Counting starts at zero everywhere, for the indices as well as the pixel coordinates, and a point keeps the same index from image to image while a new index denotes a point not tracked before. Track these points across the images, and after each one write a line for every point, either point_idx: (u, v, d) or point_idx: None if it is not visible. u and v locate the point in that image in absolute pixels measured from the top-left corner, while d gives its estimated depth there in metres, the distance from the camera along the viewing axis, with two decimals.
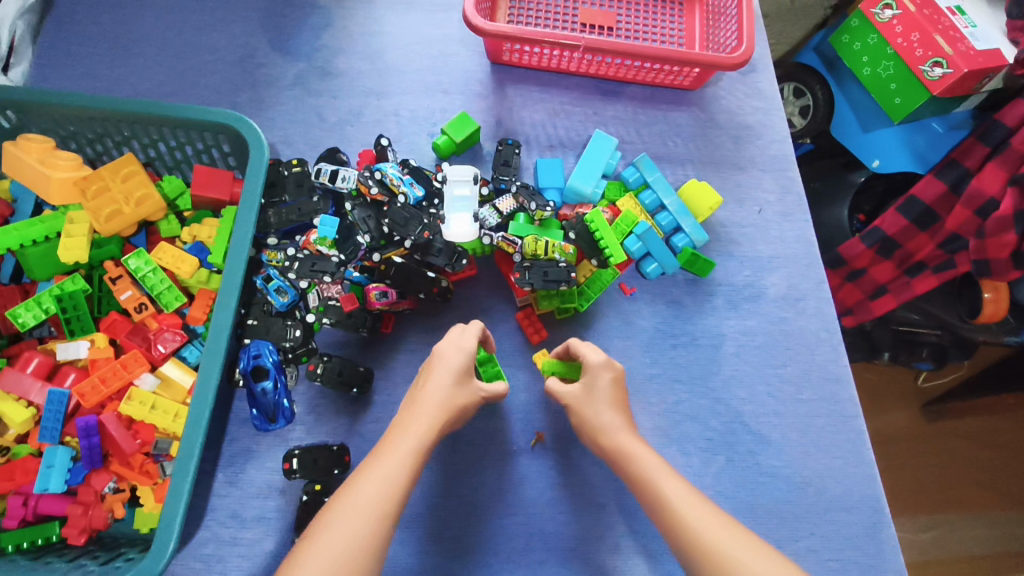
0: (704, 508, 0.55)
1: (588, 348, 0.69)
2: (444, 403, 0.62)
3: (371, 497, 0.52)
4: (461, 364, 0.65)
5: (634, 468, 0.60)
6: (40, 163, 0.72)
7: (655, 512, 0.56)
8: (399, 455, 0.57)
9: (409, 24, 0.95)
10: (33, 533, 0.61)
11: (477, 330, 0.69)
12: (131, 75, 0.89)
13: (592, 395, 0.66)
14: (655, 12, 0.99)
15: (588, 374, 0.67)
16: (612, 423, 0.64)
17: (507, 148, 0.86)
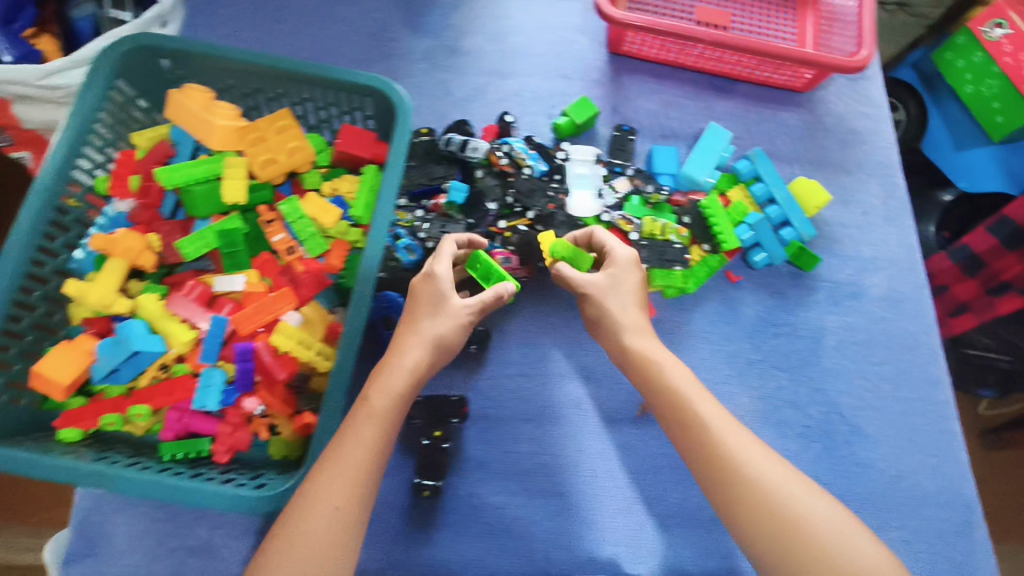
0: (737, 432, 0.61)
1: (617, 246, 0.72)
2: (420, 344, 0.64)
3: (333, 482, 0.56)
4: (433, 299, 0.66)
5: (663, 382, 0.64)
6: (203, 111, 0.77)
7: (687, 429, 0.62)
8: (365, 429, 0.59)
9: (533, 10, 1.00)
10: (188, 446, 0.67)
11: (450, 249, 0.69)
12: (274, 39, 0.95)
13: (615, 290, 0.69)
14: (769, 15, 1.02)
15: (615, 270, 0.70)
16: (637, 325, 0.68)
17: (622, 135, 0.90)
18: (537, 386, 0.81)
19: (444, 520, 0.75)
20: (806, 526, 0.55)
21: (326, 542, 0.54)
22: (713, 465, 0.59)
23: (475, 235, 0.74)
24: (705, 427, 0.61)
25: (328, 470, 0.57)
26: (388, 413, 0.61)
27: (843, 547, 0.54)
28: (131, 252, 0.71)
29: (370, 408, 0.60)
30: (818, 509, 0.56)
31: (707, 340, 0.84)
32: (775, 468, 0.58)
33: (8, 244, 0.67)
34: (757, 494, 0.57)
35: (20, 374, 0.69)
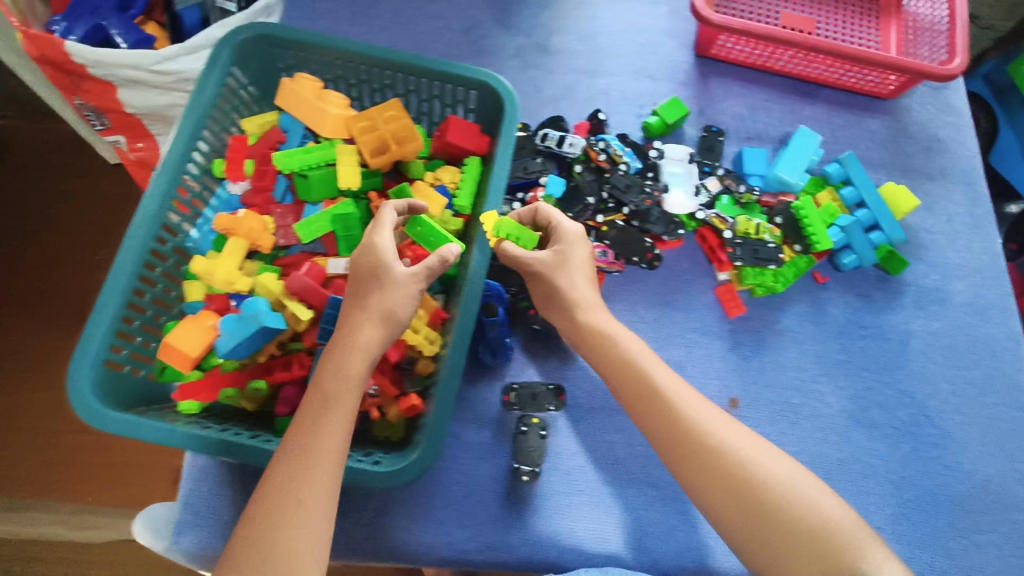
0: (694, 399, 0.65)
1: (558, 221, 0.73)
2: (372, 321, 0.62)
3: (295, 470, 0.55)
4: (375, 272, 0.64)
5: (625, 356, 0.68)
6: (316, 99, 0.80)
7: (647, 399, 0.65)
8: (323, 414, 0.58)
9: (620, 12, 1.02)
10: None
11: (386, 218, 0.67)
12: (370, 33, 0.97)
13: (565, 266, 0.71)
14: (854, 22, 1.03)
15: (562, 245, 0.72)
16: (590, 298, 0.71)
17: (711, 136, 0.91)
18: None
19: (541, 506, 0.76)
20: (759, 480, 0.60)
21: (299, 535, 0.52)
22: (675, 430, 0.63)
23: (416, 200, 0.72)
24: (666, 398, 0.65)
25: (283, 463, 0.56)
26: (342, 396, 0.59)
27: (795, 496, 0.59)
28: (253, 233, 0.74)
29: (325, 395, 0.59)
30: (766, 463, 0.61)
31: (795, 339, 0.86)
32: (729, 428, 0.63)
33: (137, 222, 0.70)
34: (716, 454, 0.61)
35: (143, 347, 0.72)
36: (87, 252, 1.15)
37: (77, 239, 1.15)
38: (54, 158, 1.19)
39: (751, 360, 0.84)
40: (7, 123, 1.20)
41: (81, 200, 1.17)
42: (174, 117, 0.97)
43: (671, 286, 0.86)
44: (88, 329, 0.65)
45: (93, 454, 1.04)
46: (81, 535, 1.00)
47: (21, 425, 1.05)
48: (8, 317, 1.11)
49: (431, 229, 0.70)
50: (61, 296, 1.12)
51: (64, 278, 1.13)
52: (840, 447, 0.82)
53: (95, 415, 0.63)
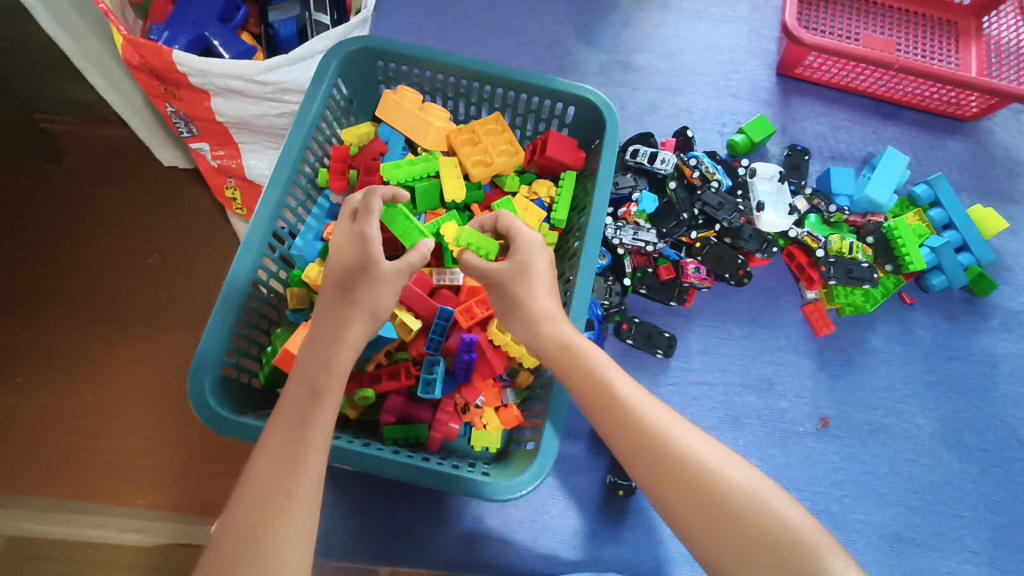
0: (655, 407, 0.54)
1: (520, 228, 0.66)
2: (360, 319, 0.58)
3: (273, 465, 0.48)
4: (358, 268, 0.59)
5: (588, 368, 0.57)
6: (419, 111, 0.82)
7: (607, 413, 0.54)
8: (304, 406, 0.52)
9: (701, 31, 1.03)
10: (411, 431, 0.69)
11: (375, 210, 0.62)
12: (457, 47, 0.99)
13: (524, 276, 0.62)
14: (933, 45, 1.04)
15: (521, 253, 0.63)
16: (554, 308, 0.61)
17: (796, 155, 0.92)
18: (720, 394, 0.81)
19: (634, 521, 0.76)
20: (728, 494, 0.47)
21: (293, 531, 0.45)
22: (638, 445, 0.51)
23: (401, 189, 0.66)
24: (625, 406, 0.53)
25: (266, 457, 0.49)
26: (331, 389, 0.54)
27: (770, 513, 0.46)
28: None
29: (314, 387, 0.53)
30: (735, 474, 0.48)
31: (884, 358, 0.85)
32: (694, 436, 0.51)
33: (252, 229, 0.71)
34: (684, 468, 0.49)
35: (249, 353, 0.73)
36: (150, 255, 1.13)
37: (138, 239, 1.14)
38: (117, 161, 1.18)
39: (841, 380, 0.84)
40: (71, 124, 1.19)
41: (144, 203, 1.16)
42: (261, 127, 0.98)
43: (758, 303, 0.86)
44: (208, 331, 0.66)
45: (153, 455, 1.00)
46: (129, 537, 0.96)
47: (72, 429, 1.02)
48: (67, 318, 1.08)
49: (402, 218, 0.66)
50: (120, 295, 1.10)
51: (125, 279, 1.11)
52: (931, 469, 0.81)
53: (215, 417, 0.64)
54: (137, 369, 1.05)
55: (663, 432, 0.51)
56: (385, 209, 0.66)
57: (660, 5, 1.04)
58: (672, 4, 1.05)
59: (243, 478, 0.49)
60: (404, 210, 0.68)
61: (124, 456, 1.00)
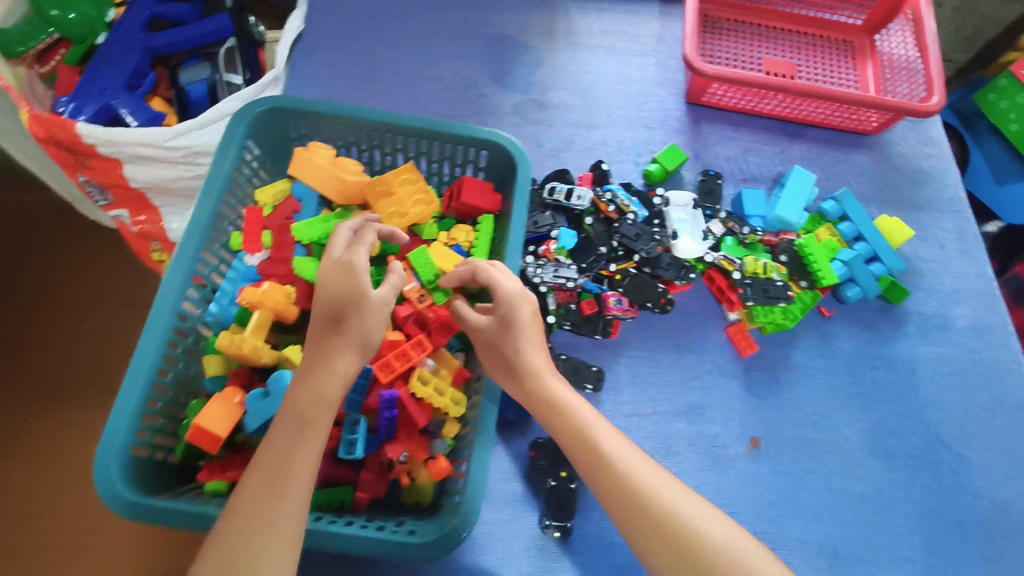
0: (642, 462, 0.56)
1: (504, 277, 0.67)
2: (348, 344, 0.60)
3: (254, 497, 0.51)
4: (349, 293, 0.61)
5: (579, 428, 0.60)
6: (332, 167, 0.81)
7: (597, 470, 0.57)
8: (290, 435, 0.55)
9: (610, 66, 1.06)
10: (335, 495, 0.68)
11: (368, 240, 0.66)
12: (372, 98, 1.00)
13: (509, 332, 0.66)
14: (834, 64, 1.09)
15: (503, 307, 0.66)
16: (542, 365, 0.65)
17: (710, 180, 0.95)
18: (652, 425, 0.82)
19: (573, 564, 0.74)
20: (716, 559, 0.49)
21: (263, 561, 0.48)
22: (628, 501, 0.54)
23: (396, 228, 0.72)
24: (613, 468, 0.56)
25: (253, 488, 0.52)
26: (318, 417, 0.56)
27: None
28: (278, 305, 0.73)
29: (300, 417, 0.56)
30: (720, 531, 0.51)
31: (809, 374, 0.87)
32: (681, 493, 0.54)
33: (160, 302, 0.69)
34: (669, 525, 0.51)
35: (164, 429, 0.70)
36: (67, 326, 1.07)
37: (60, 311, 1.10)
38: (28, 227, 1.13)
39: (767, 400, 0.85)
40: None
41: (59, 267, 1.10)
42: (178, 189, 0.97)
43: (682, 329, 0.88)
44: (114, 413, 0.64)
45: (76, 534, 0.94)
46: None
47: None
48: None
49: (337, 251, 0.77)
50: (43, 371, 1.06)
51: (38, 351, 1.05)
52: (863, 480, 0.82)
53: (125, 503, 0.61)
54: (56, 444, 0.99)
55: (649, 495, 0.53)
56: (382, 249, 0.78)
57: (569, 43, 1.07)
58: (581, 42, 1.07)
59: (228, 505, 0.52)
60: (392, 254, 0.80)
61: (44, 543, 0.94)
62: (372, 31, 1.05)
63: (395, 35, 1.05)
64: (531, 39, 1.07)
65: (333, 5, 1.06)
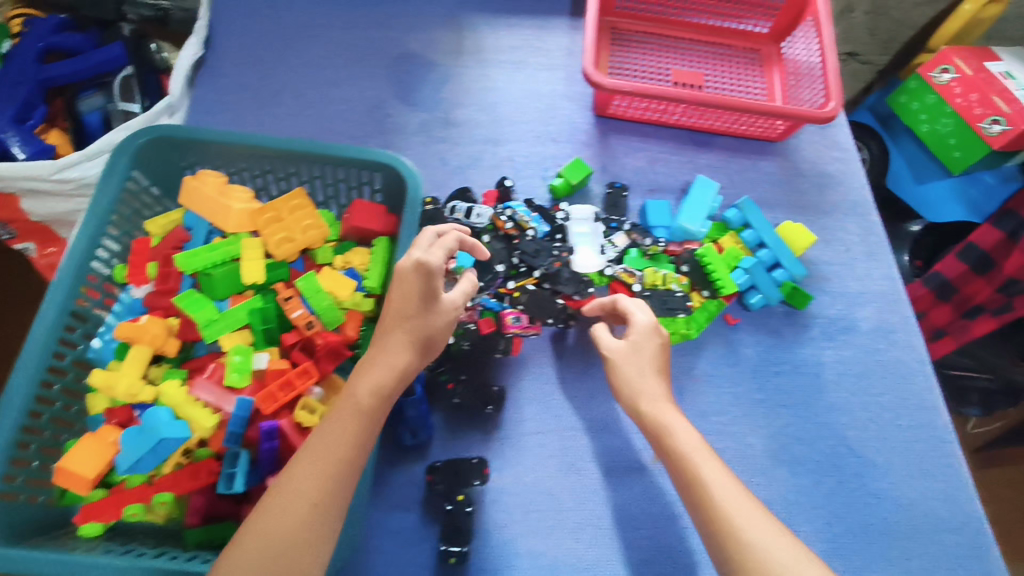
0: (741, 499, 0.59)
1: (638, 310, 0.75)
2: (406, 343, 0.64)
3: (309, 474, 0.56)
4: (424, 294, 0.64)
5: (679, 450, 0.64)
6: (219, 196, 0.79)
7: (692, 493, 0.61)
8: (349, 418, 0.59)
9: (518, 81, 1.06)
10: (217, 531, 0.67)
11: (450, 244, 0.67)
12: (274, 122, 0.98)
13: (638, 357, 0.72)
14: (741, 72, 1.10)
15: (636, 335, 0.73)
16: (656, 391, 0.70)
17: (615, 192, 0.95)
18: (555, 441, 0.81)
19: None
20: None
21: (305, 539, 0.54)
22: (717, 525, 0.58)
23: (479, 243, 0.73)
24: (707, 494, 0.60)
25: (307, 468, 0.56)
26: (374, 410, 0.61)
27: None
28: (156, 339, 0.72)
29: (357, 406, 0.60)
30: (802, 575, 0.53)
31: (713, 383, 0.88)
32: (769, 533, 0.56)
33: (31, 339, 0.67)
34: (749, 552, 0.55)
35: (37, 474, 0.67)
36: None
37: None
38: None
39: None
40: None
41: None
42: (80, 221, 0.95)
43: (586, 344, 0.88)
44: None
45: None
46: None
47: None
48: None
49: (220, 278, 0.75)
50: None
51: None
52: (766, 488, 0.82)
53: None
54: None
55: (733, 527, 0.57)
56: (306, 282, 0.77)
57: (477, 60, 1.07)
58: (490, 58, 1.08)
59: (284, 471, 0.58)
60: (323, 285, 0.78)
61: None
62: (276, 53, 1.04)
63: (300, 57, 1.04)
64: (440, 57, 1.07)
65: (237, 28, 1.05)
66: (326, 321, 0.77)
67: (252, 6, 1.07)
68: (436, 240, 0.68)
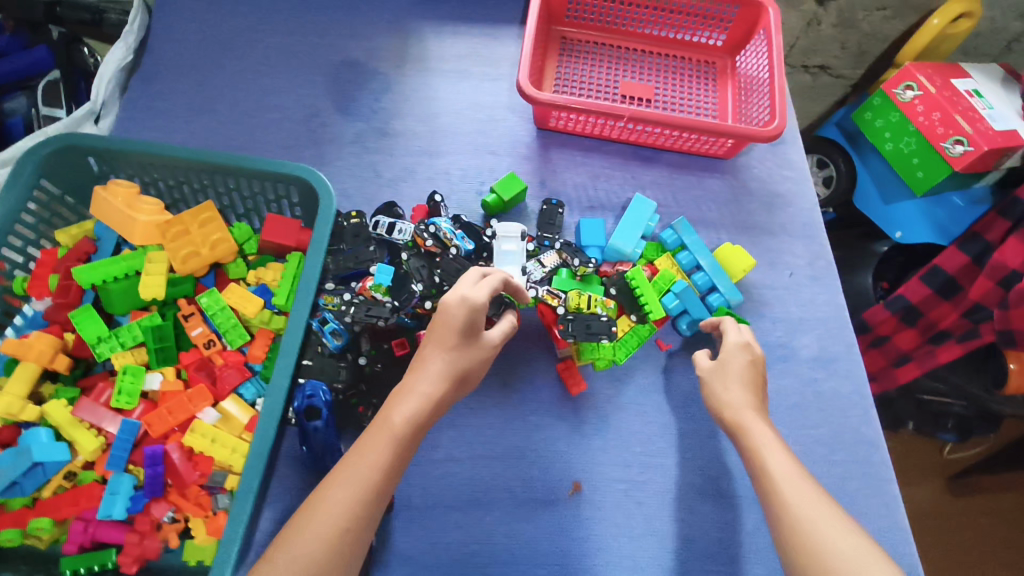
0: (806, 486, 0.60)
1: (735, 331, 0.78)
2: (442, 373, 0.63)
3: (345, 490, 0.55)
4: (466, 326, 0.64)
5: (750, 445, 0.66)
6: (126, 206, 0.76)
7: (760, 483, 0.63)
8: (386, 441, 0.58)
9: (461, 91, 1.03)
10: (93, 558, 0.66)
11: (493, 283, 0.68)
12: (204, 129, 0.95)
13: (723, 372, 0.74)
14: (693, 87, 1.07)
15: (726, 353, 0.76)
16: (738, 399, 0.71)
17: (551, 209, 0.91)
18: (468, 469, 0.79)
19: None
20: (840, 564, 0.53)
21: (330, 563, 0.51)
22: (778, 507, 0.59)
23: (520, 284, 0.76)
24: (767, 478, 0.62)
25: (343, 489, 0.54)
26: (408, 438, 0.59)
27: None
28: (44, 355, 0.70)
29: (393, 433, 0.58)
30: (847, 549, 0.54)
31: (639, 411, 0.84)
32: (843, 531, 0.56)
33: None
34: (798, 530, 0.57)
35: None
36: None
37: None
38: None
39: (595, 440, 0.82)
40: None
41: None
42: None
43: (509, 367, 0.86)
44: None
45: None
46: None
47: None
48: None
49: (115, 291, 0.74)
50: None
51: None
52: (687, 523, 0.79)
53: None
54: None
55: (807, 526, 0.56)
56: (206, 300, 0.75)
57: (421, 68, 1.04)
58: (434, 67, 1.04)
59: (319, 488, 0.56)
60: (227, 303, 0.76)
61: None
62: (212, 58, 1.01)
63: (237, 63, 1.01)
64: (382, 65, 1.03)
65: (174, 32, 1.02)
66: (229, 341, 0.75)
67: (191, 10, 1.04)
68: (481, 278, 0.69)
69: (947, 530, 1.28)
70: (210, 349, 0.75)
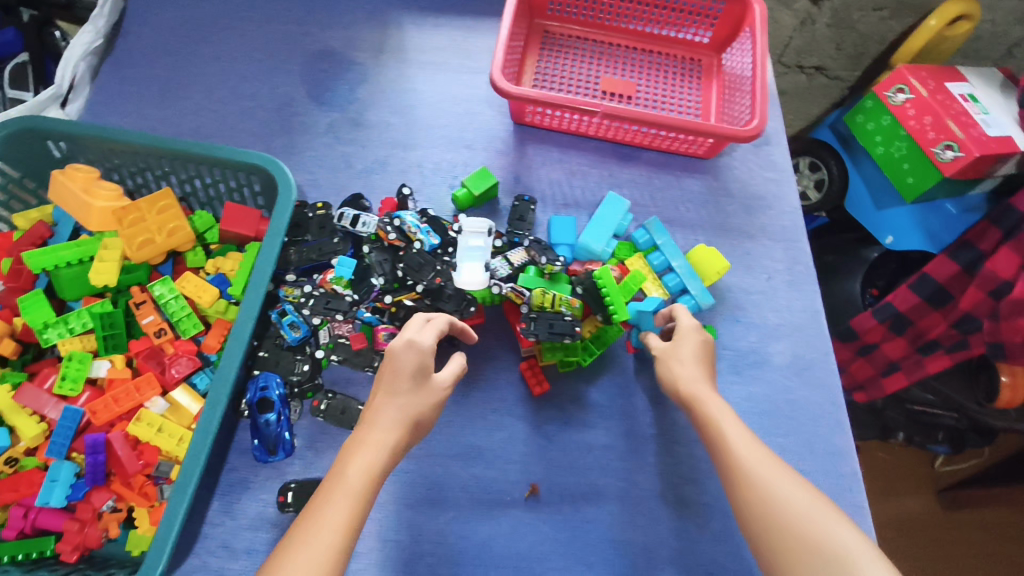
0: (755, 448, 0.61)
1: (684, 314, 0.77)
2: (397, 420, 0.59)
3: (308, 551, 0.49)
4: (418, 369, 0.62)
5: (704, 414, 0.66)
6: (83, 191, 0.74)
7: (715, 452, 0.63)
8: (344, 496, 0.53)
9: (439, 83, 1.01)
10: (29, 546, 0.64)
11: (440, 326, 0.68)
12: (176, 116, 0.94)
13: (676, 349, 0.74)
14: (676, 85, 1.04)
15: (678, 335, 0.75)
16: (690, 373, 0.71)
17: (522, 205, 0.89)
18: (423, 468, 0.78)
19: None
20: (787, 512, 0.54)
21: None
22: (732, 471, 0.60)
23: (469, 326, 0.75)
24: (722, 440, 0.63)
25: (310, 550, 0.49)
26: (368, 492, 0.55)
27: (816, 526, 0.52)
28: None
29: (350, 488, 0.54)
30: (796, 498, 0.55)
31: (602, 413, 0.82)
32: (802, 493, 0.56)
33: None
34: (755, 495, 0.57)
35: None
36: None
37: None
38: None
39: (555, 441, 0.80)
40: None
41: None
42: None
43: (471, 365, 0.84)
44: None
45: None
46: None
47: None
48: None
49: (65, 276, 0.75)
50: None
51: None
52: (646, 530, 0.77)
53: None
54: None
55: (771, 492, 0.56)
56: (158, 288, 0.74)
57: (398, 59, 1.02)
58: (411, 58, 1.03)
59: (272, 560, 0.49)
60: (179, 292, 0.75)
61: None
62: (187, 45, 1.00)
63: (212, 49, 1.00)
64: (359, 55, 1.02)
65: (151, 18, 1.01)
66: (181, 332, 0.74)
67: None
68: (426, 323, 0.68)
69: (935, 544, 1.24)
70: (161, 337, 0.73)
